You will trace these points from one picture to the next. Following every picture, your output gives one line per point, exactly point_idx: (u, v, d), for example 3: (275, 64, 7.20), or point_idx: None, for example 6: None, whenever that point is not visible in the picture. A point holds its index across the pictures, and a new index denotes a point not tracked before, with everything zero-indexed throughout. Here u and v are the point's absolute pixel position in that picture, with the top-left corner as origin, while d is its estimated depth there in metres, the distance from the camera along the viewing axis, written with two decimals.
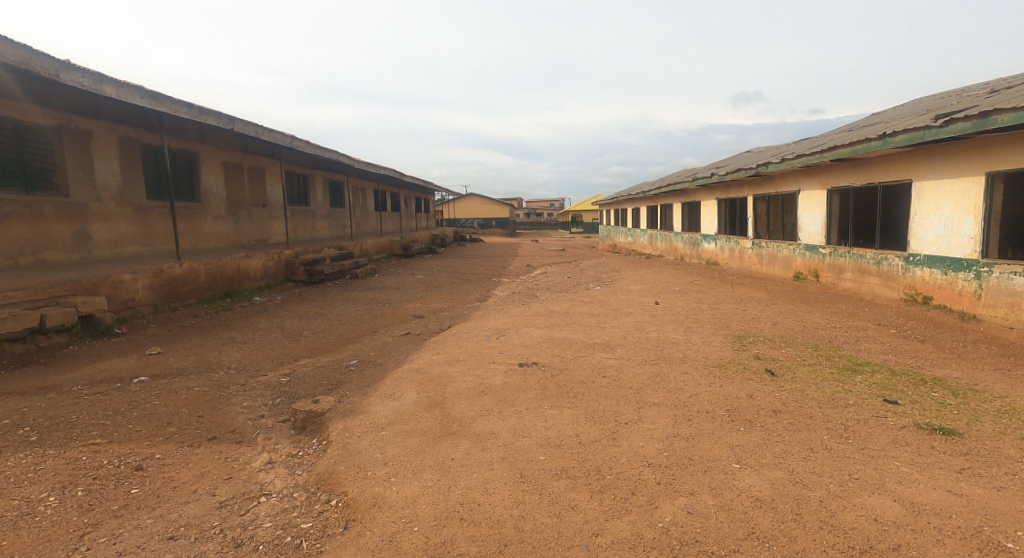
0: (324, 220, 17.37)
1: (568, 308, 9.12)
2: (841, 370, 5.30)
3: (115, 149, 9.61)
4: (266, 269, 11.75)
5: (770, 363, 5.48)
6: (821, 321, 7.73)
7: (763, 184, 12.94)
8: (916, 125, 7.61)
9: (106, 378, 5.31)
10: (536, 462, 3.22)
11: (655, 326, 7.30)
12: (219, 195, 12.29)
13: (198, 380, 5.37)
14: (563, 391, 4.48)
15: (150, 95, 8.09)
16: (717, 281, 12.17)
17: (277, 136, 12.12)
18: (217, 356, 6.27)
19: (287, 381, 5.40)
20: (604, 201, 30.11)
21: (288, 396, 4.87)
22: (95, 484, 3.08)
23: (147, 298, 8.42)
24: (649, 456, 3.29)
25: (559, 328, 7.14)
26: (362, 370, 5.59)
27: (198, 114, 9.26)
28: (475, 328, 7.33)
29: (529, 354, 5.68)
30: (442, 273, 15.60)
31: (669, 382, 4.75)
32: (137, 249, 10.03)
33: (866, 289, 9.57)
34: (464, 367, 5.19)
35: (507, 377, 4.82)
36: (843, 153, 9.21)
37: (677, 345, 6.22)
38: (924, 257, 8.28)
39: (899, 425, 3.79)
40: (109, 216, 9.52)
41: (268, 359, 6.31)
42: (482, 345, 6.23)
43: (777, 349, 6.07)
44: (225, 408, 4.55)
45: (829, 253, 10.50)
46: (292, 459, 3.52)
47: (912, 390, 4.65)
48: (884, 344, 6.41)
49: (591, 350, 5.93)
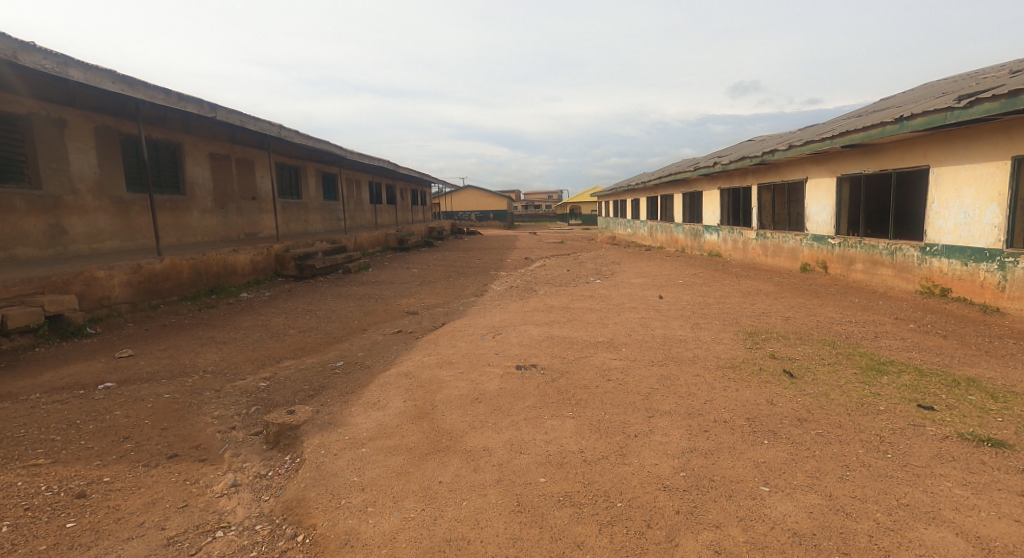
0: (317, 213, 16.91)
1: (568, 302, 8.73)
2: (865, 370, 4.90)
3: (91, 139, 9.16)
4: (255, 263, 11.31)
5: (786, 363, 5.09)
6: (834, 315, 7.34)
7: (768, 173, 12.51)
8: (937, 107, 7.21)
9: (69, 384, 4.90)
10: (536, 486, 2.82)
11: (661, 322, 6.89)
12: (205, 187, 11.83)
13: (170, 386, 4.97)
14: (565, 397, 4.07)
15: (123, 80, 7.65)
16: (721, 274, 11.76)
17: (264, 126, 11.64)
18: (193, 358, 5.86)
19: (266, 387, 4.99)
20: (604, 192, 29.76)
21: (265, 404, 4.46)
22: (26, 517, 2.67)
23: (124, 296, 7.99)
24: (665, 477, 2.89)
25: (559, 326, 6.73)
26: (347, 374, 5.20)
27: (177, 100, 8.77)
28: (470, 326, 6.91)
29: (527, 355, 5.27)
30: (438, 267, 15.15)
31: (681, 387, 4.34)
32: (116, 244, 9.58)
33: (878, 282, 9.19)
34: (457, 370, 4.78)
35: (503, 382, 4.42)
36: (855, 138, 8.80)
37: (686, 344, 5.81)
38: (942, 248, 7.91)
39: (942, 436, 3.38)
40: (86, 209, 9.08)
41: (247, 361, 5.89)
42: (477, 345, 5.82)
43: (793, 348, 5.67)
44: (194, 419, 4.14)
45: (839, 243, 10.10)
46: (259, 482, 3.10)
47: (946, 393, 4.26)
48: (906, 341, 6.02)
49: (594, 350, 5.53)
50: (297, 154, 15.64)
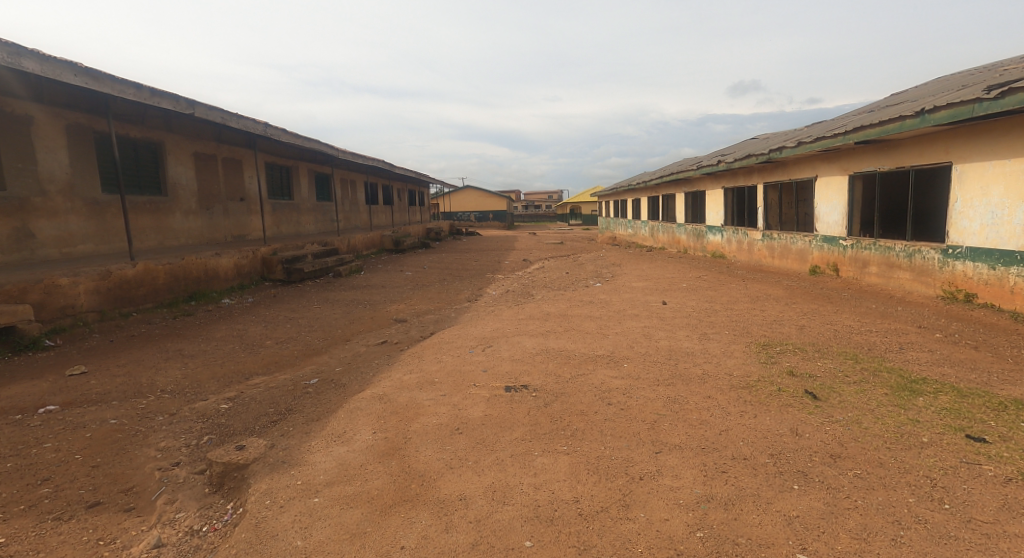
0: (309, 215, 16.39)
1: (566, 309, 8.17)
2: (897, 390, 4.36)
3: (62, 137, 8.65)
4: (239, 267, 10.79)
5: (807, 383, 4.54)
6: (852, 323, 6.81)
7: (775, 171, 11.96)
8: (963, 99, 6.69)
9: (6, 408, 4.38)
10: (519, 553, 2.37)
11: (665, 333, 6.34)
12: (189, 187, 11.30)
13: (119, 410, 4.43)
14: (559, 427, 3.53)
15: (86, 72, 7.18)
16: (726, 277, 11.22)
17: (249, 124, 11.11)
18: (152, 375, 5.34)
19: (227, 410, 4.47)
20: (604, 193, 29.24)
21: (220, 432, 3.93)
22: None
23: (91, 304, 7.48)
24: (678, 540, 2.42)
25: (555, 337, 6.19)
26: (319, 394, 4.68)
27: (150, 96, 8.27)
28: (459, 337, 6.39)
29: (518, 374, 4.73)
30: (433, 269, 14.61)
31: (692, 413, 3.80)
32: (90, 249, 9.08)
33: (895, 286, 8.65)
34: (438, 393, 4.24)
35: (489, 407, 3.89)
36: (870, 133, 8.26)
37: (694, 358, 5.26)
38: (967, 250, 7.39)
39: (1005, 478, 2.86)
40: (56, 212, 8.57)
41: (213, 379, 5.37)
42: (465, 360, 5.29)
43: (812, 362, 5.15)
44: (134, 453, 3.62)
45: (851, 245, 9.57)
46: (187, 542, 2.63)
47: (994, 419, 3.73)
48: (935, 353, 5.48)
49: (592, 366, 4.98)
50: (287, 154, 15.12)
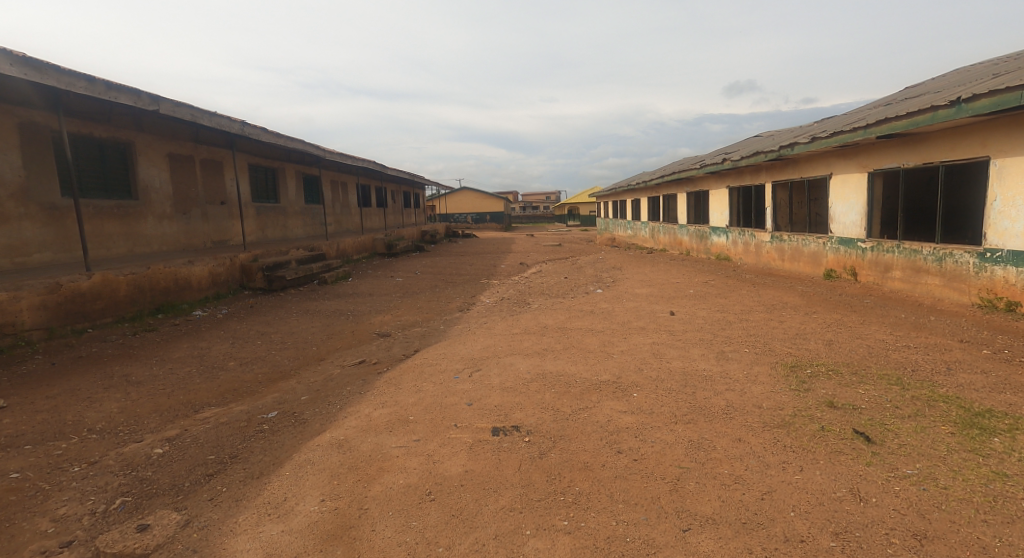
0: (296, 218, 15.63)
1: (564, 321, 7.41)
2: (966, 429, 3.60)
3: (14, 137, 7.87)
4: (214, 275, 10.02)
5: (854, 418, 3.78)
6: (885, 337, 6.06)
7: (785, 169, 11.21)
8: (1009, 85, 5.95)
9: None
10: None
11: (678, 352, 5.57)
12: (161, 190, 10.52)
13: (28, 459, 3.67)
14: (558, 491, 2.78)
15: (25, 62, 6.40)
16: (736, 281, 10.48)
17: (224, 121, 10.31)
18: (85, 409, 4.58)
19: (160, 456, 3.70)
20: (603, 193, 28.40)
21: (140, 492, 3.18)
22: None
23: (37, 321, 6.74)
24: None
25: (553, 358, 5.42)
26: (274, 434, 3.93)
27: (104, 90, 7.49)
28: (443, 358, 5.63)
29: (509, 408, 3.99)
30: (424, 275, 13.83)
31: (723, 466, 3.04)
32: (47, 258, 8.34)
33: (922, 291, 7.93)
34: (411, 438, 3.49)
35: (469, 459, 3.15)
36: (895, 126, 7.51)
37: (714, 385, 4.50)
38: (1008, 253, 6.68)
39: None
40: (6, 218, 7.81)
41: (157, 412, 4.62)
42: (448, 390, 4.52)
43: (852, 389, 4.40)
44: (19, 523, 2.87)
45: (872, 247, 8.85)
46: None
47: None
48: (991, 376, 4.73)
49: (597, 398, 4.21)
50: (272, 155, 14.34)
